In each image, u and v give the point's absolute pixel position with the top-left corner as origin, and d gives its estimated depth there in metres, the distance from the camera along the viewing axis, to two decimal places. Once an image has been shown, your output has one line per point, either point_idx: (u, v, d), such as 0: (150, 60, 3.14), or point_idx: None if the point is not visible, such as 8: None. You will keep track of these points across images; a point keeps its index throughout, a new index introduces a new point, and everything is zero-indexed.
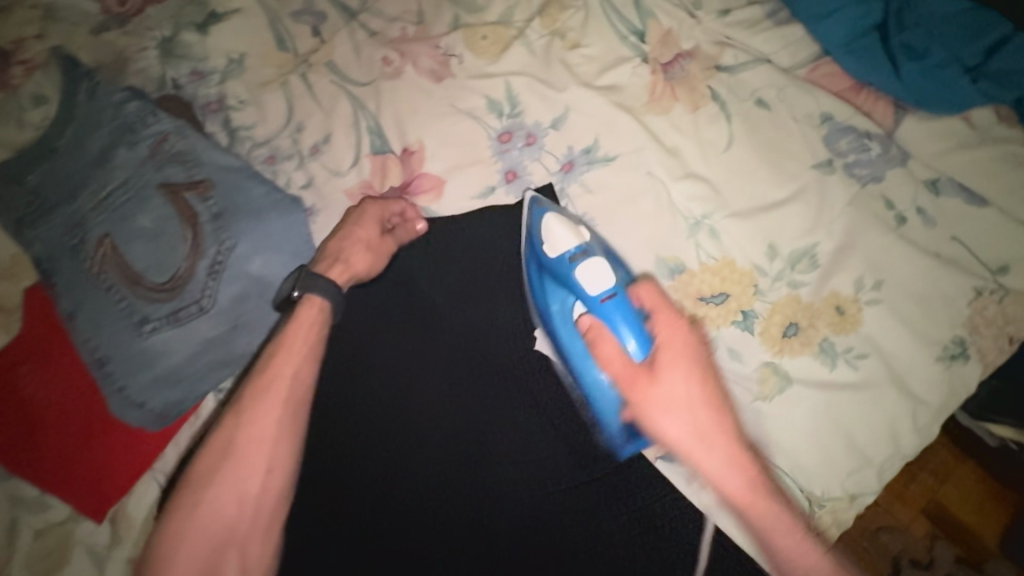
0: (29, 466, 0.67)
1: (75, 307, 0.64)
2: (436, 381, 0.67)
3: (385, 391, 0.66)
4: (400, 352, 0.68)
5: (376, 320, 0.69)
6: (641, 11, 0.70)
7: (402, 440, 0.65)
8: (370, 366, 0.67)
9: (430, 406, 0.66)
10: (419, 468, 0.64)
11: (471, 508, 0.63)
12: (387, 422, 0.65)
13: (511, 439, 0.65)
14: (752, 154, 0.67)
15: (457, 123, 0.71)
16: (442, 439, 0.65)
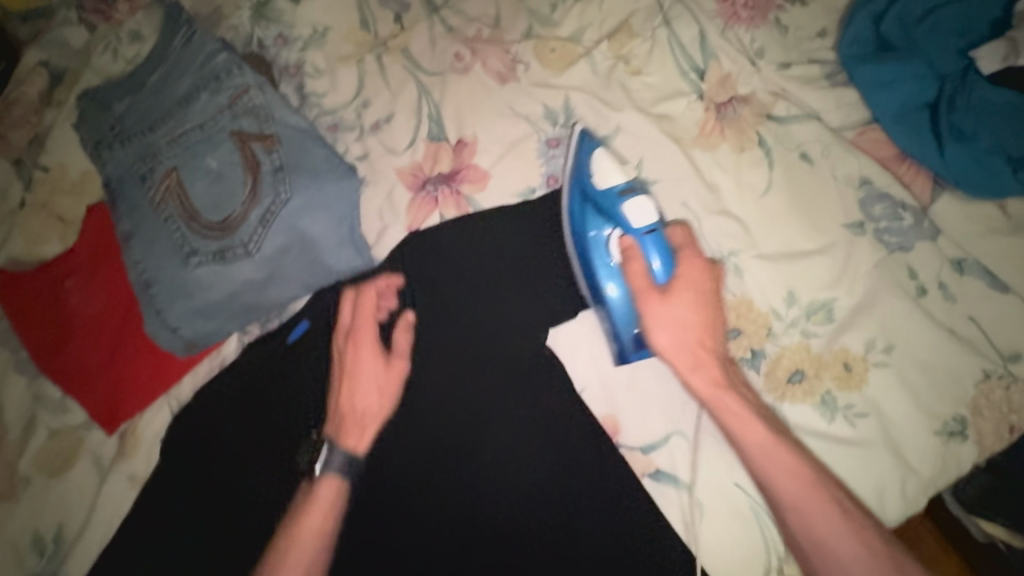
0: (61, 368, 0.73)
1: (132, 230, 0.68)
2: (444, 395, 0.69)
3: (395, 397, 0.70)
4: (413, 357, 0.71)
5: (393, 298, 0.72)
6: (705, 50, 0.72)
7: (404, 447, 0.68)
8: (383, 365, 0.70)
9: (437, 419, 0.69)
10: (418, 447, 0.68)
11: (465, 491, 0.66)
12: (394, 400, 0.69)
13: (510, 434, 0.67)
14: (787, 204, 0.69)
15: (513, 125, 0.75)
16: (443, 424, 0.68)
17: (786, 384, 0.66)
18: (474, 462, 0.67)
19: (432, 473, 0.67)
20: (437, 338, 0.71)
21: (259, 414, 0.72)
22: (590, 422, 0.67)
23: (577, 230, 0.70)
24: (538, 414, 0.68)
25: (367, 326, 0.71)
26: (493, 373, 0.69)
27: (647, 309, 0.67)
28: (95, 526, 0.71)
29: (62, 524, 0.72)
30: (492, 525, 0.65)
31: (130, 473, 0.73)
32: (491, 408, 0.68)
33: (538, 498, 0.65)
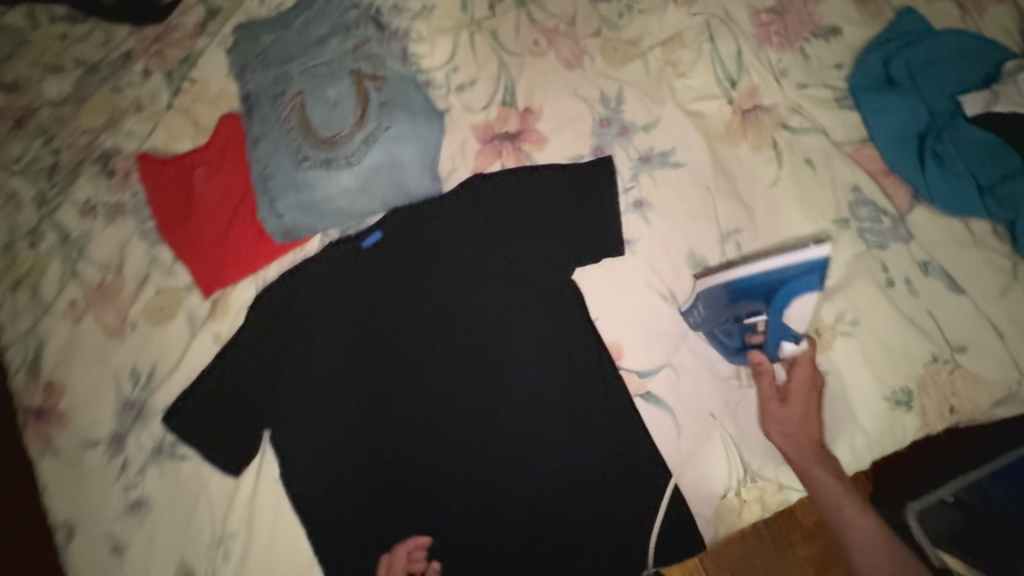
0: (180, 239, 0.90)
1: (259, 135, 0.86)
2: (479, 310, 0.85)
3: (438, 305, 0.86)
4: (458, 275, 0.86)
5: (452, 226, 0.87)
6: (740, 65, 0.88)
7: (440, 346, 0.85)
8: (432, 277, 0.87)
9: (471, 329, 0.85)
10: (454, 353, 0.85)
11: (488, 393, 0.83)
12: (440, 313, 0.86)
13: (531, 351, 0.83)
14: (789, 198, 0.84)
15: (573, 103, 0.91)
16: (479, 337, 0.85)
17: None
18: (495, 367, 0.84)
19: (460, 370, 0.84)
20: (481, 262, 0.86)
21: (326, 299, 0.88)
22: (600, 347, 0.82)
23: (740, 292, 0.79)
24: (557, 341, 0.83)
25: (425, 243, 0.87)
26: (524, 300, 0.85)
27: (764, 399, 0.78)
28: (183, 368, 0.88)
29: (156, 364, 0.88)
30: (503, 417, 0.82)
31: (216, 332, 0.89)
32: (516, 327, 0.84)
33: (545, 403, 0.82)
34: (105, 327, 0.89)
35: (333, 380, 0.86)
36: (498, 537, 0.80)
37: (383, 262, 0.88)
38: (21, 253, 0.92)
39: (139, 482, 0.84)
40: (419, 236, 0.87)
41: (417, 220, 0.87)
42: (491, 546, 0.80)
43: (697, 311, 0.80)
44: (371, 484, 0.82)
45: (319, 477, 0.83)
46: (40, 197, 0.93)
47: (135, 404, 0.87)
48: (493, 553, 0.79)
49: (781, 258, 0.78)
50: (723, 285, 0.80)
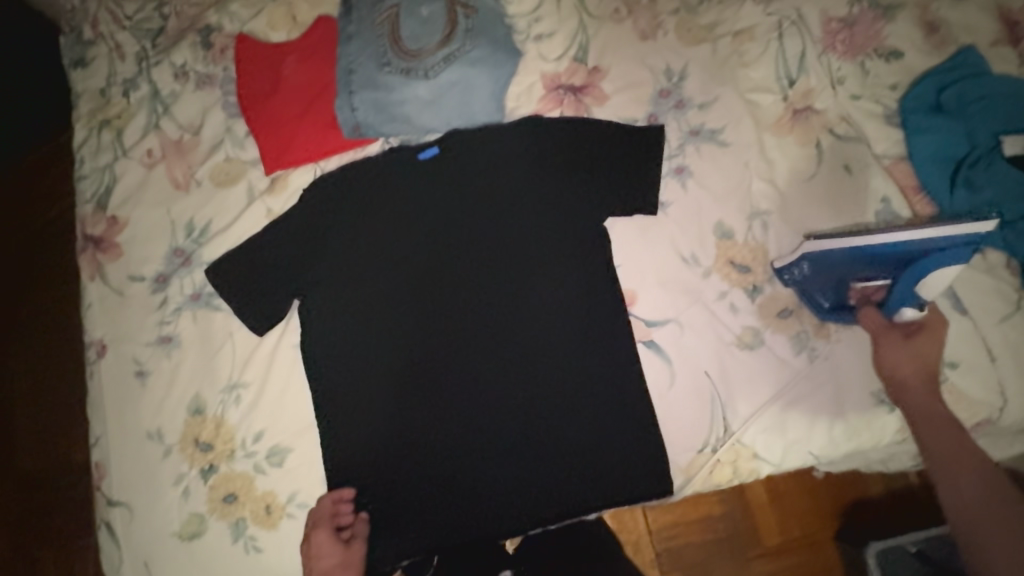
0: (256, 115, 0.98)
1: (352, 35, 0.94)
2: (516, 239, 0.91)
3: (479, 226, 0.92)
4: (502, 203, 0.92)
5: (505, 153, 0.92)
6: (802, 66, 0.93)
7: (473, 264, 0.91)
8: (478, 198, 0.92)
9: (504, 255, 0.90)
10: (484, 271, 0.90)
11: (505, 311, 0.89)
12: (478, 231, 0.92)
13: (552, 282, 0.89)
14: (821, 195, 0.89)
15: (639, 70, 0.97)
16: (507, 260, 0.90)
17: (774, 316, 0.85)
18: (518, 294, 0.89)
19: (486, 289, 0.90)
20: (526, 195, 0.91)
21: (375, 197, 0.93)
22: (617, 291, 0.87)
23: (869, 258, 0.81)
24: (581, 281, 0.88)
25: (481, 168, 0.92)
26: (558, 236, 0.90)
27: (878, 331, 0.80)
28: (234, 230, 0.95)
29: (210, 221, 0.96)
30: (516, 339, 0.88)
31: (270, 206, 0.96)
32: (546, 261, 0.90)
33: (558, 335, 0.87)
34: (173, 180, 0.97)
35: (365, 272, 0.91)
36: (487, 445, 0.85)
37: (435, 176, 0.93)
38: (115, 99, 1.01)
39: (173, 321, 0.91)
40: (474, 161, 0.93)
41: (475, 144, 0.93)
42: (479, 452, 0.85)
43: (803, 269, 0.84)
44: (381, 372, 0.88)
45: (330, 372, 0.88)
46: (142, 54, 1.03)
47: (184, 252, 0.94)
48: (479, 458, 0.85)
49: (935, 230, 0.76)
50: (856, 249, 0.81)
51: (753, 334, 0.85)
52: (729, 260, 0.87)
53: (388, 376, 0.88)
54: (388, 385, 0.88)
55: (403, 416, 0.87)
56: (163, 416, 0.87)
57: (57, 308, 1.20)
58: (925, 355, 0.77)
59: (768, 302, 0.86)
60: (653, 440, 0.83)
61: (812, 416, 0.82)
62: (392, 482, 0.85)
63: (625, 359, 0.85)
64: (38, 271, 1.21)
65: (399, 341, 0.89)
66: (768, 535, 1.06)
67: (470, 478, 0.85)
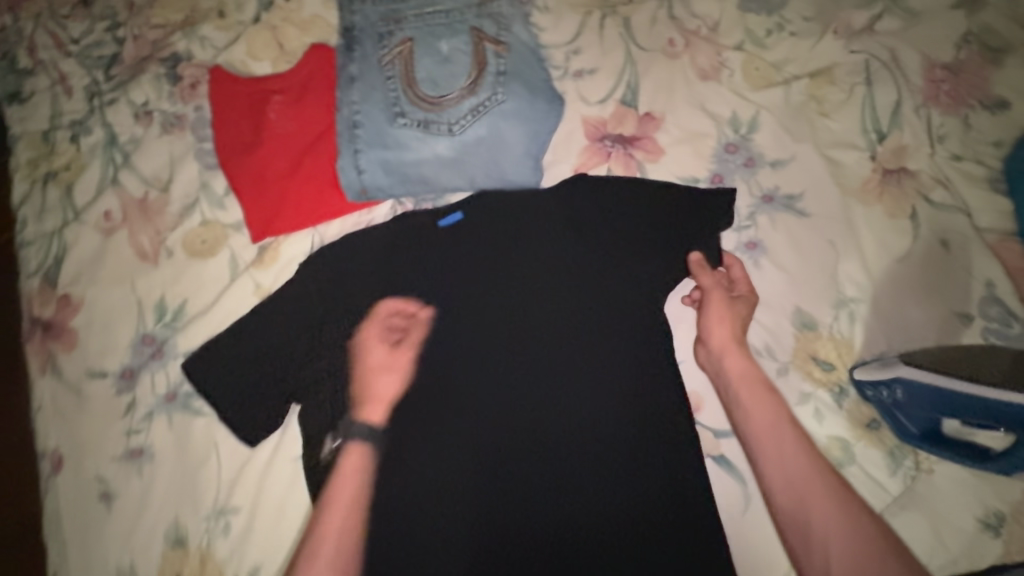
0: (239, 171, 0.81)
1: (355, 76, 0.76)
2: (554, 327, 0.73)
3: (510, 309, 0.73)
4: (537, 282, 0.75)
5: (537, 218, 0.77)
6: (894, 118, 0.79)
7: (506, 337, 0.72)
8: (507, 274, 0.75)
9: (544, 341, 0.72)
10: (511, 360, 0.72)
11: (539, 413, 0.70)
12: (505, 312, 0.74)
13: (595, 377, 0.71)
14: (915, 276, 0.76)
15: (700, 118, 0.82)
16: (540, 348, 0.72)
17: (864, 427, 0.72)
18: (560, 386, 0.71)
19: (515, 386, 0.71)
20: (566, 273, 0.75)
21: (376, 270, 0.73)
22: (682, 397, 0.72)
23: (985, 410, 0.67)
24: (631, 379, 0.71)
25: (513, 238, 0.76)
26: (607, 324, 0.73)
27: (708, 292, 0.75)
28: (215, 313, 0.78)
29: (185, 300, 0.79)
30: (556, 449, 0.69)
31: (258, 281, 0.80)
32: (592, 358, 0.72)
33: (613, 442, 0.69)
34: (139, 249, 0.80)
35: (362, 365, 0.73)
36: None
37: (459, 253, 0.76)
38: (61, 145, 0.82)
39: (143, 429, 0.75)
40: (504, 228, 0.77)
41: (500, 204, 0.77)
42: None
43: (894, 393, 0.70)
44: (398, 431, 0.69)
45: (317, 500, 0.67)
46: (94, 88, 0.84)
47: (155, 340, 0.78)
48: None
49: None
50: (967, 397, 0.67)
51: (839, 449, 0.72)
52: (810, 357, 0.74)
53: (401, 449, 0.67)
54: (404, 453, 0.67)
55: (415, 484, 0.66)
56: (134, 547, 0.72)
57: None
58: (735, 323, 0.73)
59: (857, 409, 0.73)
60: None
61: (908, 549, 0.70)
62: None
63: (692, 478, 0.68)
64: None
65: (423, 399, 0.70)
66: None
67: None
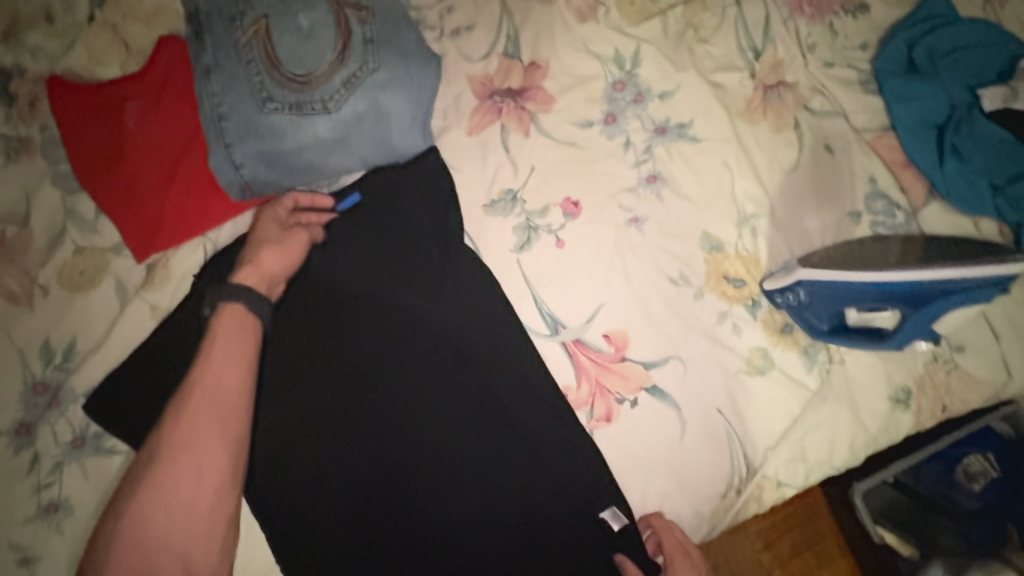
0: (104, 188, 0.73)
1: (212, 65, 0.70)
2: (402, 390, 0.73)
3: (359, 349, 0.74)
4: (448, 271, 0.76)
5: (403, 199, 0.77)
6: (767, 35, 0.81)
7: (414, 316, 0.75)
8: (401, 252, 0.77)
9: (392, 379, 0.73)
10: (389, 320, 0.75)
11: (418, 364, 0.74)
12: (375, 276, 0.76)
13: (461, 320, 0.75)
14: (806, 184, 0.79)
15: (585, 60, 0.81)
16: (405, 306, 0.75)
17: (780, 333, 0.76)
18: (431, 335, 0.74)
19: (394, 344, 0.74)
20: (445, 248, 0.76)
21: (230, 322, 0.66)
22: (590, 344, 0.75)
23: (880, 293, 0.71)
24: (518, 414, 0.74)
25: (396, 262, 0.76)
26: (484, 368, 0.74)
27: None
28: (111, 345, 0.73)
29: (74, 339, 0.73)
30: (436, 393, 0.73)
31: (153, 302, 0.74)
32: (510, 339, 0.74)
33: (450, 499, 0.71)
34: (7, 293, 0.72)
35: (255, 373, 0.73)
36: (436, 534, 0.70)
37: (348, 294, 0.76)
38: None
39: (55, 482, 0.69)
40: (394, 241, 0.77)
41: (374, 223, 0.77)
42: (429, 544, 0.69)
43: (799, 295, 0.73)
44: (143, 493, 0.59)
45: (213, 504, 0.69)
46: None
47: (48, 387, 0.71)
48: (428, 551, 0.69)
49: (955, 271, 0.67)
50: (862, 284, 0.70)
51: (761, 358, 0.75)
52: (722, 277, 0.77)
53: (147, 514, 0.58)
54: (156, 517, 0.58)
55: (166, 545, 0.58)
56: None
57: None
58: None
59: (770, 317, 0.76)
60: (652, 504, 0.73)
61: (831, 435, 0.76)
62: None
63: (531, 516, 0.72)
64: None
65: (183, 454, 0.60)
66: (780, 544, 0.95)
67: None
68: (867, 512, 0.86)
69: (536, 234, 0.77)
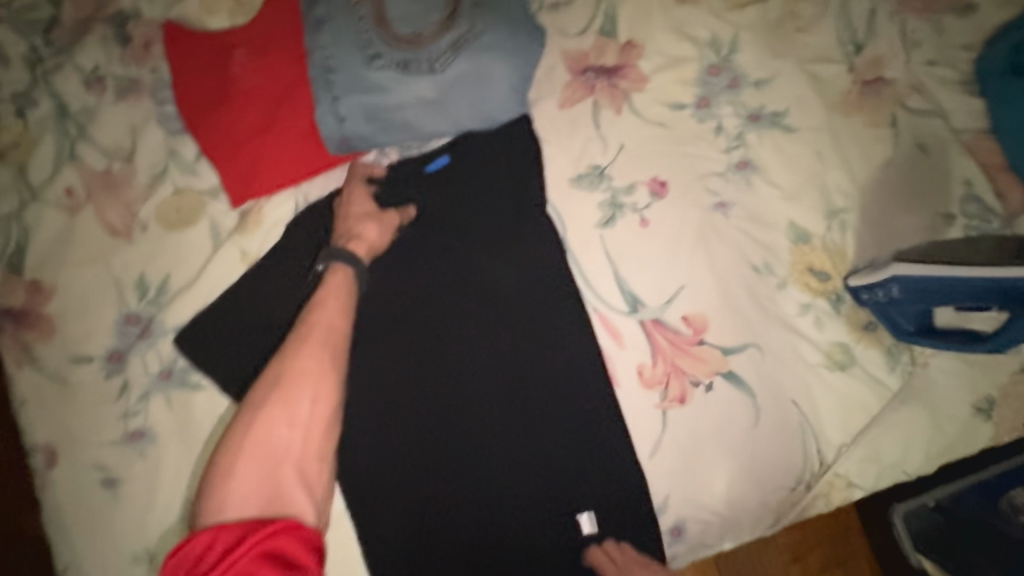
0: (208, 131, 0.76)
1: (324, 19, 0.72)
2: (461, 359, 0.72)
3: (432, 286, 0.74)
4: (521, 229, 0.76)
5: (487, 158, 0.77)
6: (868, 30, 0.80)
7: (486, 262, 0.75)
8: (480, 214, 0.76)
9: (462, 317, 0.73)
10: (461, 260, 0.75)
11: (484, 302, 0.74)
12: (453, 219, 0.76)
13: (527, 266, 0.75)
14: (899, 182, 0.78)
15: (682, 42, 0.81)
16: (477, 246, 0.75)
17: (863, 329, 0.75)
18: (496, 277, 0.74)
19: (466, 282, 0.74)
20: (527, 219, 0.76)
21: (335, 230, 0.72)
22: (670, 325, 0.74)
23: (980, 292, 0.70)
24: (573, 385, 0.73)
25: (474, 216, 0.76)
26: (543, 337, 0.74)
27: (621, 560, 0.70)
28: (202, 285, 0.75)
29: (167, 276, 0.75)
30: (498, 331, 0.73)
31: (244, 248, 0.76)
32: (575, 306, 0.74)
33: (504, 470, 0.71)
34: (108, 226, 0.75)
35: None
36: (495, 460, 0.71)
37: (418, 243, 0.75)
38: (4, 121, 0.75)
39: (142, 410, 0.72)
40: (468, 194, 0.76)
41: (458, 176, 0.77)
42: (489, 471, 0.71)
43: (889, 291, 0.72)
44: (266, 408, 0.62)
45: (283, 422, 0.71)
46: (33, 57, 0.77)
47: (140, 319, 0.74)
48: (488, 475, 0.71)
49: None
50: (957, 279, 0.70)
51: (841, 353, 0.75)
52: (807, 269, 0.76)
53: (266, 419, 0.61)
54: (267, 424, 0.61)
55: (278, 446, 0.61)
56: (148, 530, 0.70)
57: None
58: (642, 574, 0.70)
59: (853, 313, 0.75)
60: (712, 492, 0.73)
61: (906, 438, 0.74)
62: (428, 528, 0.70)
63: (583, 489, 0.72)
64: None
65: (302, 377, 0.63)
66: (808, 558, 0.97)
67: (487, 504, 0.70)
68: (908, 536, 0.85)
69: (621, 212, 0.77)
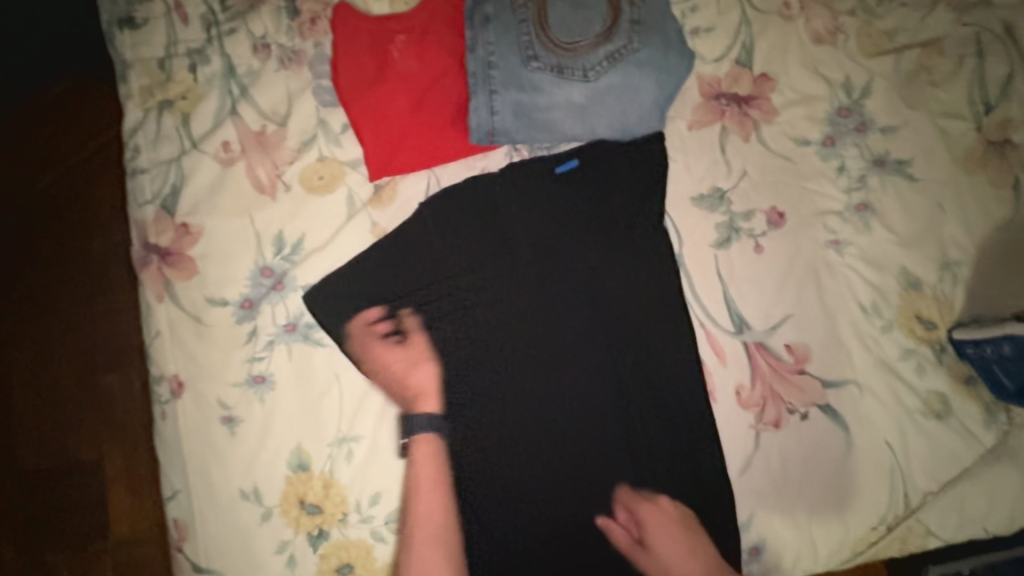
0: (360, 106, 0.80)
1: (489, 16, 0.78)
2: (566, 353, 0.76)
3: (550, 278, 0.78)
4: (639, 238, 0.79)
5: (615, 168, 0.80)
6: (1001, 92, 0.82)
7: (602, 266, 0.78)
8: (600, 221, 0.79)
9: (574, 310, 0.77)
10: (579, 258, 0.79)
11: (596, 301, 0.78)
12: (575, 220, 0.79)
13: (641, 275, 0.78)
14: (1014, 244, 0.79)
15: (815, 81, 0.83)
16: (594, 248, 0.79)
17: (963, 382, 0.76)
18: (610, 281, 0.78)
19: (580, 281, 0.78)
20: (645, 231, 0.79)
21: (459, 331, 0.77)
22: (772, 350, 0.77)
23: None
24: (671, 394, 0.76)
25: (594, 221, 0.79)
26: (646, 343, 0.77)
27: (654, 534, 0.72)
28: (333, 248, 0.79)
29: (303, 236, 0.80)
30: (606, 330, 0.77)
31: (375, 219, 0.80)
32: (681, 317, 0.77)
33: (600, 466, 0.74)
34: (256, 182, 0.80)
35: (455, 298, 0.77)
36: (590, 443, 0.74)
37: (541, 239, 0.79)
38: (178, 74, 0.81)
39: (266, 357, 0.76)
40: (592, 199, 0.80)
41: (585, 181, 0.80)
42: (584, 452, 0.74)
43: (998, 347, 0.73)
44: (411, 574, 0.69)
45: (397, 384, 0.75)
46: (210, 18, 0.83)
47: (273, 273, 0.79)
48: (582, 456, 0.74)
49: None
50: None
51: (938, 403, 0.76)
52: (915, 316, 0.77)
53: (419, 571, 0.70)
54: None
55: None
56: (258, 470, 0.74)
57: (73, 303, 0.99)
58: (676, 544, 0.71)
59: (955, 365, 0.77)
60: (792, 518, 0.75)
61: (994, 497, 0.74)
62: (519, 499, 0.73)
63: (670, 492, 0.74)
64: (48, 262, 1.00)
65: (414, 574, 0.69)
66: None
67: (577, 483, 0.73)
68: None
69: (736, 235, 0.80)
